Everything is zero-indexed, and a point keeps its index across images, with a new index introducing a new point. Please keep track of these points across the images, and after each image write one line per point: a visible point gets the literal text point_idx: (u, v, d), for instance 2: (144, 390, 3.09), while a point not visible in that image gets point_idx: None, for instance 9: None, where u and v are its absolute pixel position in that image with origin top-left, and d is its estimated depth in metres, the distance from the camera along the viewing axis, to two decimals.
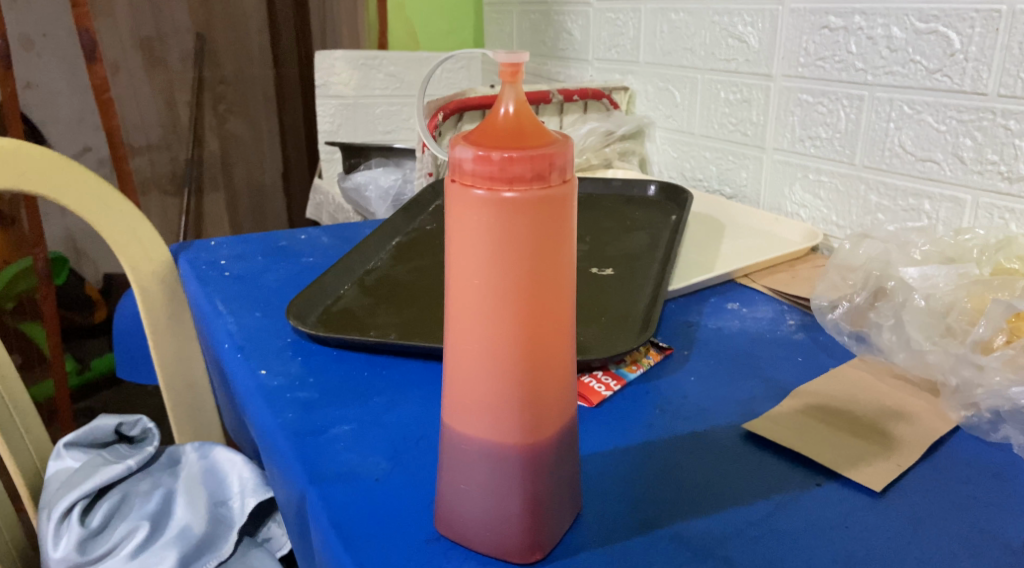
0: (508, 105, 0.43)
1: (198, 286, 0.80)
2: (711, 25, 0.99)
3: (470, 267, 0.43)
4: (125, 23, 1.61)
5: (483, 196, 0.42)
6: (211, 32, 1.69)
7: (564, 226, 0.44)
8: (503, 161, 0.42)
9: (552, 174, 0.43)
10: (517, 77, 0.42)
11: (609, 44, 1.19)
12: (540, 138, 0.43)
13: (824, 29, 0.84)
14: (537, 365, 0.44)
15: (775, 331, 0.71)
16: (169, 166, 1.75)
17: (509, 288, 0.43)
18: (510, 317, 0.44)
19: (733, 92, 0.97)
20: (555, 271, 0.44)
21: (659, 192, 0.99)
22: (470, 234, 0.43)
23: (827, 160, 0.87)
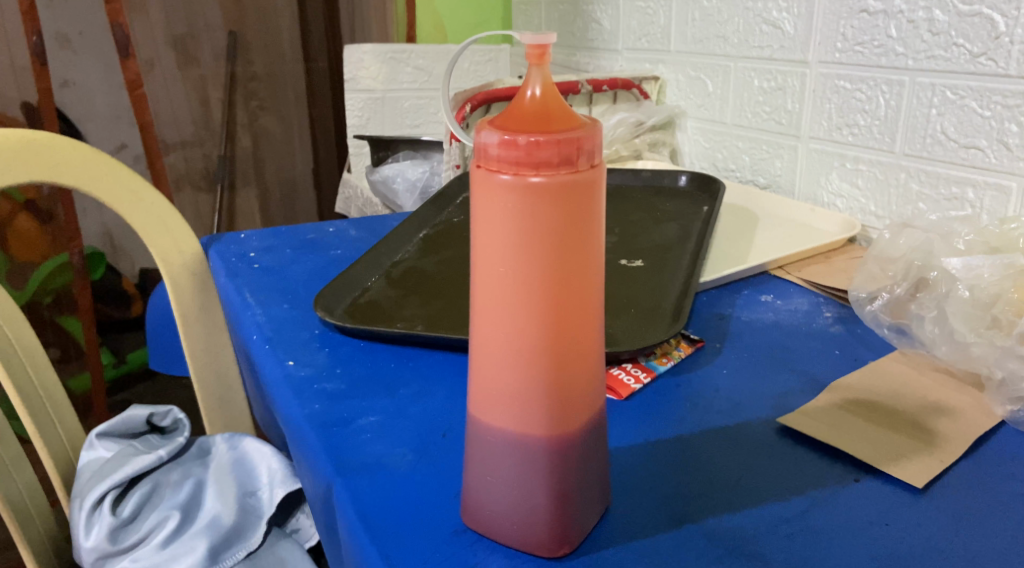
0: (534, 88, 0.42)
1: (227, 278, 0.80)
2: (743, 12, 0.97)
3: (496, 254, 0.42)
4: (159, 21, 1.62)
5: (509, 180, 0.41)
6: (244, 28, 1.70)
7: (593, 213, 0.43)
8: (531, 144, 0.41)
9: (579, 159, 0.42)
10: (544, 59, 0.41)
11: (639, 34, 1.17)
12: (568, 120, 0.42)
13: (862, 13, 0.81)
14: (566, 355, 0.43)
15: (811, 324, 0.69)
16: (202, 163, 1.76)
17: (536, 274, 0.42)
18: (539, 304, 0.43)
19: (767, 80, 0.95)
20: (584, 258, 0.43)
21: (691, 183, 0.97)
22: (495, 219, 0.42)
23: (864, 149, 0.84)
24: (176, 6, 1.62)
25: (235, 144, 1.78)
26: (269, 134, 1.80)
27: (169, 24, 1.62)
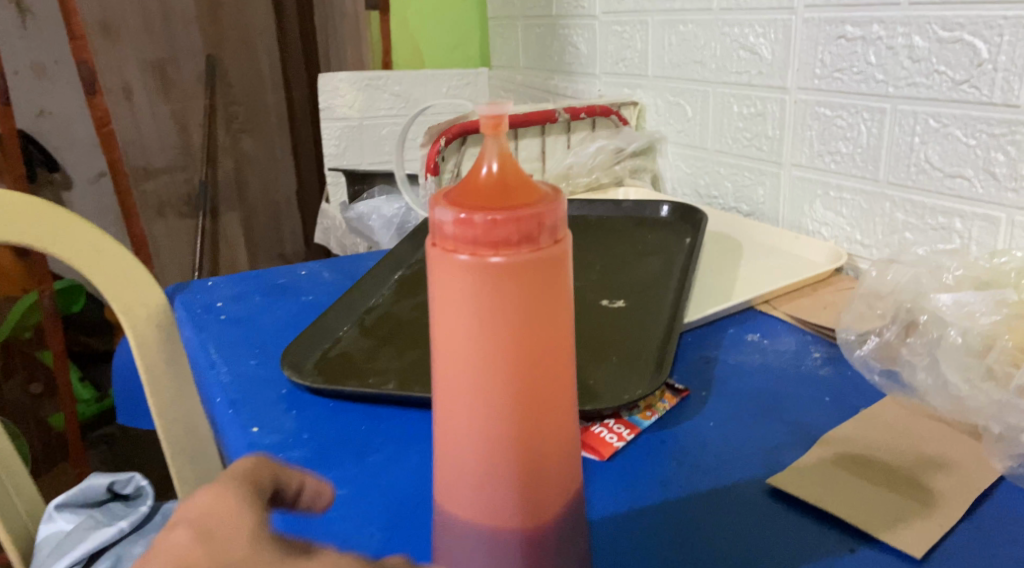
0: (491, 161, 0.40)
1: (193, 332, 0.77)
2: (720, 36, 0.95)
3: (458, 339, 0.40)
4: (132, 50, 1.61)
5: (466, 262, 0.39)
6: (223, 54, 1.68)
7: (559, 289, 0.40)
8: (487, 217, 0.39)
9: (541, 235, 0.39)
10: (499, 130, 0.39)
11: (616, 58, 1.15)
12: (531, 194, 0.40)
13: (840, 39, 0.80)
14: (535, 437, 0.41)
15: (800, 366, 0.66)
16: (184, 188, 1.74)
17: (503, 360, 0.40)
18: (507, 391, 0.40)
19: (747, 106, 0.93)
20: (551, 334, 0.40)
21: (672, 213, 0.95)
22: (455, 303, 0.40)
23: (847, 176, 0.82)
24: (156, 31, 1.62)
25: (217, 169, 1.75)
26: (251, 157, 1.77)
27: (144, 50, 1.62)
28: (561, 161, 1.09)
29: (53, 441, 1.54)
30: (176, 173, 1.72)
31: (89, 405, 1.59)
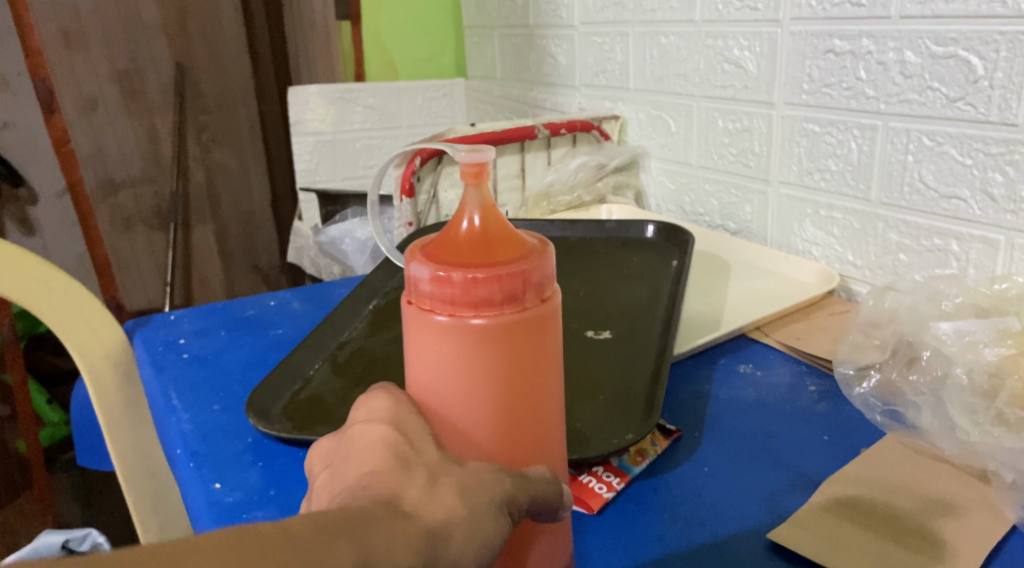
0: (472, 217, 0.44)
1: (153, 374, 0.73)
2: (704, 49, 0.92)
3: (444, 386, 0.44)
4: (101, 57, 1.53)
5: (446, 317, 0.43)
6: (195, 63, 1.61)
7: (537, 339, 0.44)
8: (466, 280, 0.42)
9: (523, 288, 0.43)
10: (480, 182, 0.43)
11: (597, 70, 1.12)
12: (508, 249, 0.43)
13: (828, 53, 0.77)
14: (515, 475, 0.45)
15: (795, 402, 0.63)
16: (153, 202, 1.65)
17: (488, 403, 0.44)
18: (492, 428, 0.44)
19: (733, 121, 0.90)
20: (530, 381, 0.44)
21: (658, 233, 0.92)
22: (439, 356, 0.44)
23: (838, 195, 0.79)
24: (118, 39, 1.53)
25: (190, 182, 1.68)
26: (225, 168, 1.70)
27: (111, 59, 1.54)
28: (541, 179, 1.06)
29: (13, 464, 1.47)
30: (145, 186, 1.64)
31: (58, 427, 1.52)
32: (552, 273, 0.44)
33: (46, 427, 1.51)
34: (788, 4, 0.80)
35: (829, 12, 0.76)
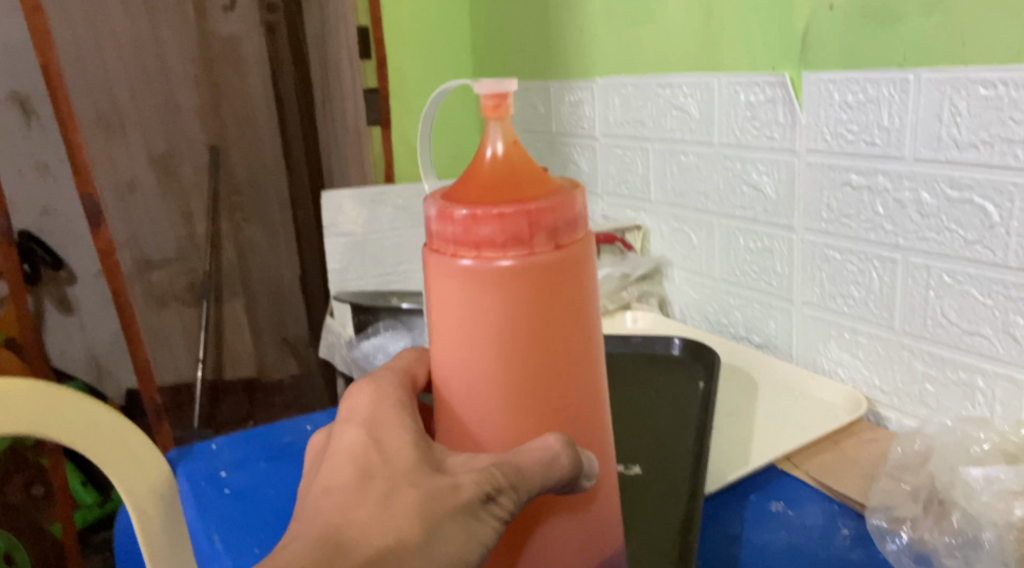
0: (489, 151, 0.53)
1: (196, 515, 0.76)
2: (722, 170, 0.95)
3: (460, 311, 0.52)
4: (138, 147, 1.80)
5: (458, 250, 0.52)
6: (225, 147, 1.87)
7: (541, 271, 0.51)
8: (471, 216, 0.51)
9: (526, 221, 0.51)
10: (496, 112, 0.52)
11: (618, 179, 1.14)
12: (516, 187, 0.52)
13: (845, 186, 0.79)
14: (525, 388, 0.53)
15: (829, 550, 0.65)
16: (185, 279, 1.92)
17: (498, 329, 0.52)
18: (500, 349, 0.52)
19: (755, 240, 0.92)
20: (532, 314, 0.52)
21: (683, 349, 0.93)
22: (456, 289, 0.52)
23: (862, 320, 0.81)
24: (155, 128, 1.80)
25: (220, 256, 1.94)
26: (256, 245, 1.96)
27: (147, 146, 1.81)
28: None
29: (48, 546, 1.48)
30: (174, 264, 1.90)
31: (91, 509, 1.56)
32: (562, 216, 0.52)
33: (79, 508, 1.54)
34: (805, 136, 0.82)
35: (844, 147, 0.78)
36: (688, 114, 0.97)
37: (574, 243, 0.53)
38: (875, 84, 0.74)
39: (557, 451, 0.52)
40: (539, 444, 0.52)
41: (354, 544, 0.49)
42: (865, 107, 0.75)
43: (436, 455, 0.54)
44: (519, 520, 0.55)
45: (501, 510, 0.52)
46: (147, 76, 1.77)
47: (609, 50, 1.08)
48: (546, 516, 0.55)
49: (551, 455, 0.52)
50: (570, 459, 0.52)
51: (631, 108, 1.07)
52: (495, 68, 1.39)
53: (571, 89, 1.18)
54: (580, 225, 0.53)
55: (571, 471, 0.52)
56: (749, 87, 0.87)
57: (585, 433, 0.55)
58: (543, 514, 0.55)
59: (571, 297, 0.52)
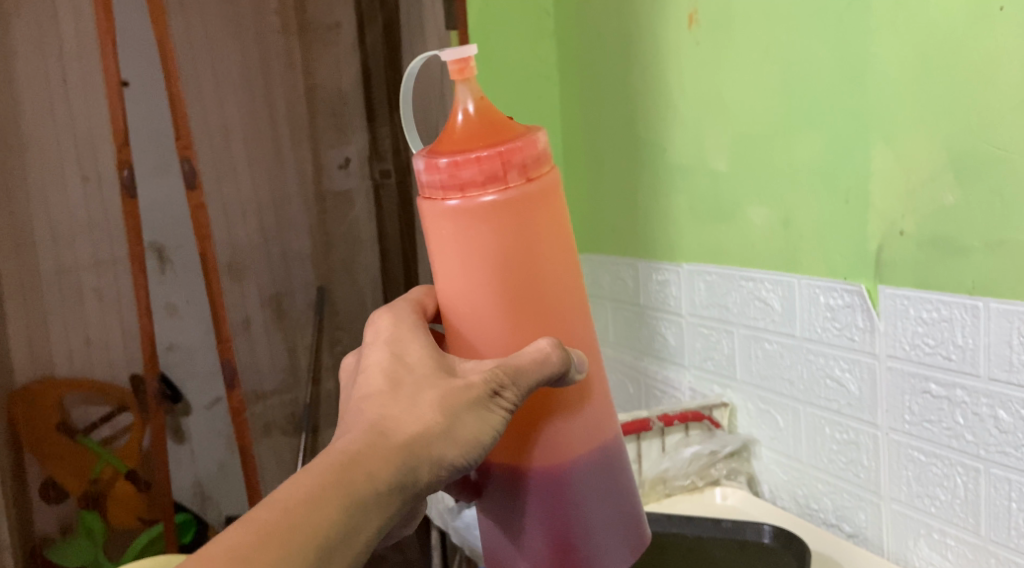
0: (464, 108, 0.69)
1: None
2: (806, 361, 0.99)
3: (453, 244, 0.69)
4: (254, 285, 1.43)
5: (448, 195, 0.68)
6: (334, 285, 1.49)
7: (517, 199, 0.67)
8: (452, 163, 0.67)
9: (499, 166, 0.67)
10: (463, 72, 0.68)
11: (704, 355, 1.15)
12: (488, 135, 0.68)
13: (925, 393, 0.87)
14: (511, 299, 0.68)
15: None
16: (288, 410, 1.49)
17: (486, 256, 0.68)
18: (488, 269, 0.68)
19: (840, 431, 0.97)
20: (512, 236, 0.68)
21: (775, 538, 0.95)
22: (448, 229, 0.68)
23: (949, 523, 0.87)
24: (268, 223, 1.43)
25: (321, 388, 1.49)
26: None
27: (263, 286, 1.44)
28: (656, 464, 1.09)
29: None
30: (282, 396, 1.49)
31: None
32: (528, 154, 0.68)
33: None
34: (884, 341, 0.90)
35: (920, 357, 0.87)
36: (771, 308, 1.03)
37: (540, 174, 0.68)
38: (948, 305, 0.84)
39: (549, 352, 0.66)
40: (534, 348, 0.67)
41: (393, 431, 0.64)
42: (940, 325, 0.85)
43: (450, 363, 0.69)
44: (523, 411, 0.70)
45: (506, 403, 0.66)
46: (272, 195, 1.42)
47: (693, 241, 1.14)
48: (548, 415, 0.70)
49: (544, 354, 0.66)
50: (559, 356, 0.67)
51: (716, 294, 1.11)
52: (627, 214, 1.27)
53: (657, 269, 1.21)
54: (544, 161, 0.69)
55: (561, 366, 0.67)
56: (827, 292, 0.95)
57: (571, 336, 0.70)
58: (544, 410, 0.70)
59: (543, 218, 0.68)
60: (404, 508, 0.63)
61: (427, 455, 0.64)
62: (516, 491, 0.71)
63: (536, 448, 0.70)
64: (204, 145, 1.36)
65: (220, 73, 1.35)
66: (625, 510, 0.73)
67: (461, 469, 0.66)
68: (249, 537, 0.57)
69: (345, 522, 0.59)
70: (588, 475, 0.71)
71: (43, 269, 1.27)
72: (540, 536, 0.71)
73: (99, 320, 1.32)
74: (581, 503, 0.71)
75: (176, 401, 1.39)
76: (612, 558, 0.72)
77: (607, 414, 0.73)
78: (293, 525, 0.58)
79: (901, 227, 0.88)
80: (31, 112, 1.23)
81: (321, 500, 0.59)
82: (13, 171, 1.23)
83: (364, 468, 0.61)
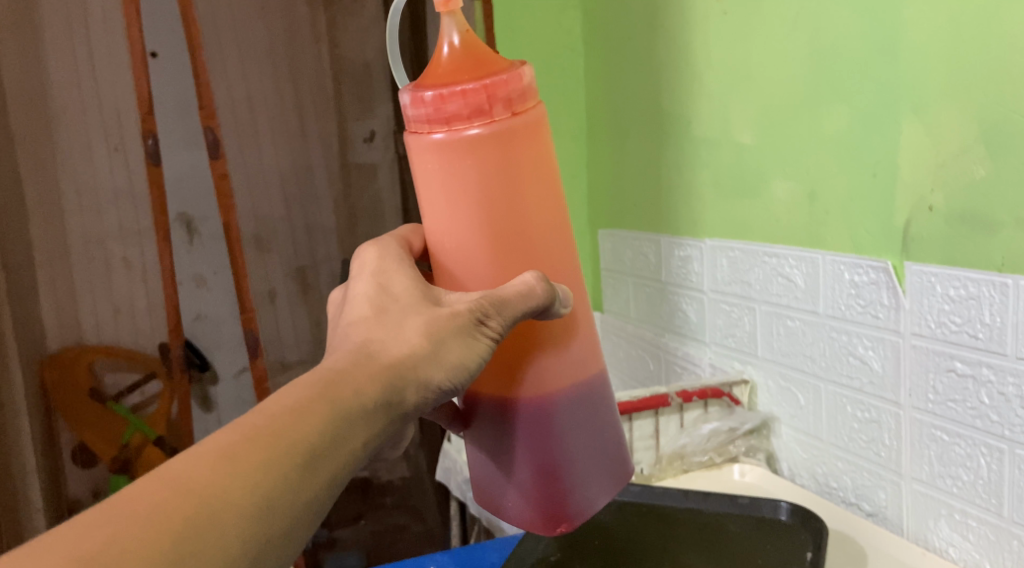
0: (450, 40, 0.70)
1: None
2: (829, 339, 0.98)
3: (437, 177, 0.70)
4: (280, 256, 1.43)
5: (431, 127, 0.69)
6: None
7: (501, 133, 0.68)
8: (437, 96, 0.68)
9: (482, 99, 0.68)
10: (448, 5, 0.69)
11: (725, 332, 1.13)
12: (473, 69, 0.69)
13: (950, 372, 0.85)
14: (494, 233, 0.70)
15: None
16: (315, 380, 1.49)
17: (470, 191, 0.69)
18: (473, 203, 0.69)
19: (862, 410, 0.95)
20: (498, 170, 0.69)
21: (792, 515, 0.93)
22: (433, 162, 0.69)
23: (971, 504, 0.86)
24: (293, 195, 1.42)
25: None
26: None
27: (290, 257, 1.44)
28: (674, 440, 1.09)
29: None
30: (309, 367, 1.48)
31: None
32: (512, 88, 0.68)
33: None
34: (909, 320, 0.88)
35: (946, 336, 0.85)
36: (794, 284, 1.01)
37: (526, 109, 0.69)
38: (975, 283, 0.82)
39: (534, 285, 0.68)
40: (520, 282, 0.68)
41: (380, 352, 0.66)
42: (967, 303, 0.83)
43: (436, 294, 0.70)
44: (508, 343, 0.71)
45: (491, 331, 0.68)
46: (296, 166, 1.41)
47: (718, 216, 1.12)
48: (533, 348, 0.71)
49: (529, 287, 0.67)
50: (544, 290, 0.68)
51: (739, 270, 1.09)
52: (652, 191, 1.25)
53: (680, 244, 1.19)
54: (529, 96, 0.70)
55: (546, 300, 0.68)
56: (852, 268, 0.94)
57: (556, 273, 0.72)
58: (529, 345, 0.71)
59: (527, 152, 0.69)
60: (392, 426, 0.66)
61: (414, 376, 0.66)
62: (503, 421, 0.73)
63: (525, 378, 0.71)
64: (227, 117, 1.35)
65: (244, 45, 1.34)
66: (610, 448, 0.74)
67: (449, 392, 0.68)
68: (237, 437, 0.60)
69: (330, 430, 0.62)
70: (574, 408, 0.72)
71: (71, 238, 1.28)
72: (525, 467, 0.73)
73: (124, 287, 1.33)
74: (567, 437, 0.72)
75: (203, 370, 1.41)
76: (595, 495, 0.74)
77: (594, 349, 0.74)
78: (280, 430, 0.61)
79: (929, 202, 0.86)
80: (57, 82, 1.24)
81: (309, 409, 0.62)
82: (42, 142, 1.24)
83: (350, 386, 0.64)
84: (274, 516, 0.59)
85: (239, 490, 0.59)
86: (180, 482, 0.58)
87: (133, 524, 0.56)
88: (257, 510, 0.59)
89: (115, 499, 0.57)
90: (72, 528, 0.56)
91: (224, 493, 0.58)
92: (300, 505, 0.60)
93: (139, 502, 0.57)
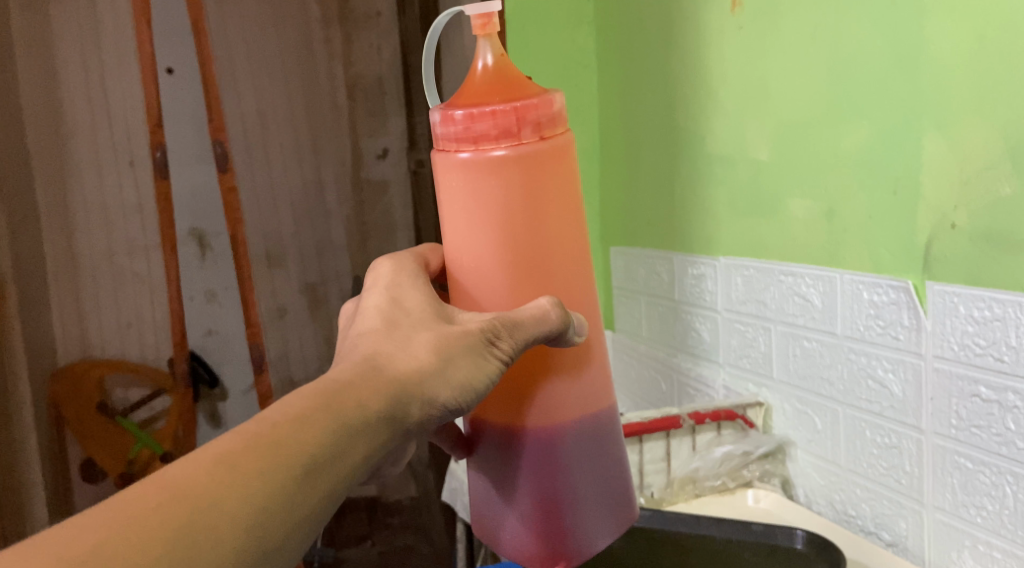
0: (485, 61, 0.68)
1: None
2: (847, 362, 0.95)
3: (461, 197, 0.68)
4: (292, 273, 1.41)
5: (459, 145, 0.67)
6: None
7: (528, 156, 0.66)
8: (467, 115, 0.66)
9: (513, 121, 0.66)
10: (486, 27, 0.67)
11: (739, 353, 1.10)
12: (505, 90, 0.67)
13: (974, 397, 0.82)
14: (513, 257, 0.68)
15: None
16: None
17: (492, 212, 0.67)
18: (494, 224, 0.67)
19: (882, 435, 0.92)
20: (521, 192, 0.67)
21: (808, 544, 0.90)
22: (458, 181, 0.67)
23: (997, 534, 0.83)
24: (303, 211, 1.40)
25: None
26: None
27: (301, 273, 1.42)
28: (686, 463, 1.06)
29: None
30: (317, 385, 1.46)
31: None
32: (543, 113, 0.66)
33: None
34: (931, 341, 0.85)
35: (970, 359, 0.82)
36: (811, 304, 0.98)
37: (554, 134, 0.67)
38: (1001, 304, 0.79)
39: (548, 310, 0.65)
40: (533, 306, 0.66)
41: (386, 365, 0.64)
42: (993, 324, 0.80)
43: (449, 312, 0.68)
44: (519, 367, 0.69)
45: (500, 353, 0.65)
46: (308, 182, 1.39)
47: (731, 234, 1.10)
48: (545, 371, 0.69)
49: (543, 312, 0.65)
50: (558, 315, 0.66)
51: (754, 289, 1.06)
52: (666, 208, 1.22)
53: (693, 262, 1.17)
54: (559, 122, 0.67)
55: (559, 326, 0.66)
56: (871, 288, 0.91)
57: (572, 296, 0.69)
58: (541, 366, 0.69)
59: (553, 177, 0.67)
60: (392, 443, 0.63)
61: (418, 392, 0.64)
62: (508, 446, 0.70)
63: (534, 403, 0.69)
64: (238, 131, 1.34)
65: (257, 58, 1.32)
66: (617, 477, 0.72)
67: (453, 411, 0.65)
68: (238, 443, 0.58)
69: (333, 441, 0.60)
70: (581, 435, 0.70)
71: (79, 251, 1.27)
72: (528, 496, 0.70)
73: (131, 302, 1.31)
74: (572, 465, 0.69)
75: (213, 385, 1.39)
76: (600, 525, 0.71)
77: (606, 375, 0.72)
78: (280, 438, 0.59)
79: (953, 220, 0.83)
80: (68, 94, 1.23)
81: (308, 417, 0.60)
82: (52, 155, 1.23)
83: (353, 397, 0.62)
84: (271, 527, 0.57)
85: (235, 499, 0.56)
86: (174, 485, 0.56)
87: (119, 533, 0.53)
88: (253, 520, 0.56)
89: (99, 511, 0.54)
90: (58, 534, 0.53)
91: (216, 502, 0.56)
92: (295, 518, 0.58)
93: (119, 509, 0.54)
